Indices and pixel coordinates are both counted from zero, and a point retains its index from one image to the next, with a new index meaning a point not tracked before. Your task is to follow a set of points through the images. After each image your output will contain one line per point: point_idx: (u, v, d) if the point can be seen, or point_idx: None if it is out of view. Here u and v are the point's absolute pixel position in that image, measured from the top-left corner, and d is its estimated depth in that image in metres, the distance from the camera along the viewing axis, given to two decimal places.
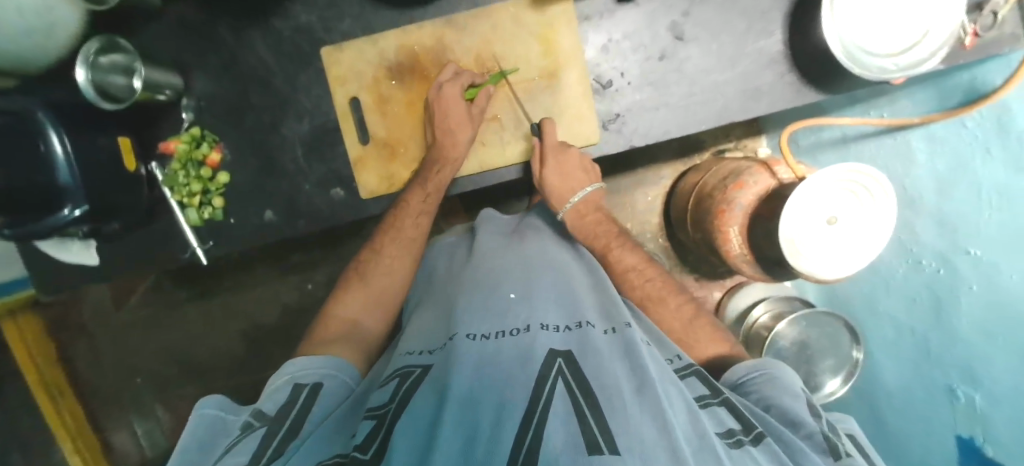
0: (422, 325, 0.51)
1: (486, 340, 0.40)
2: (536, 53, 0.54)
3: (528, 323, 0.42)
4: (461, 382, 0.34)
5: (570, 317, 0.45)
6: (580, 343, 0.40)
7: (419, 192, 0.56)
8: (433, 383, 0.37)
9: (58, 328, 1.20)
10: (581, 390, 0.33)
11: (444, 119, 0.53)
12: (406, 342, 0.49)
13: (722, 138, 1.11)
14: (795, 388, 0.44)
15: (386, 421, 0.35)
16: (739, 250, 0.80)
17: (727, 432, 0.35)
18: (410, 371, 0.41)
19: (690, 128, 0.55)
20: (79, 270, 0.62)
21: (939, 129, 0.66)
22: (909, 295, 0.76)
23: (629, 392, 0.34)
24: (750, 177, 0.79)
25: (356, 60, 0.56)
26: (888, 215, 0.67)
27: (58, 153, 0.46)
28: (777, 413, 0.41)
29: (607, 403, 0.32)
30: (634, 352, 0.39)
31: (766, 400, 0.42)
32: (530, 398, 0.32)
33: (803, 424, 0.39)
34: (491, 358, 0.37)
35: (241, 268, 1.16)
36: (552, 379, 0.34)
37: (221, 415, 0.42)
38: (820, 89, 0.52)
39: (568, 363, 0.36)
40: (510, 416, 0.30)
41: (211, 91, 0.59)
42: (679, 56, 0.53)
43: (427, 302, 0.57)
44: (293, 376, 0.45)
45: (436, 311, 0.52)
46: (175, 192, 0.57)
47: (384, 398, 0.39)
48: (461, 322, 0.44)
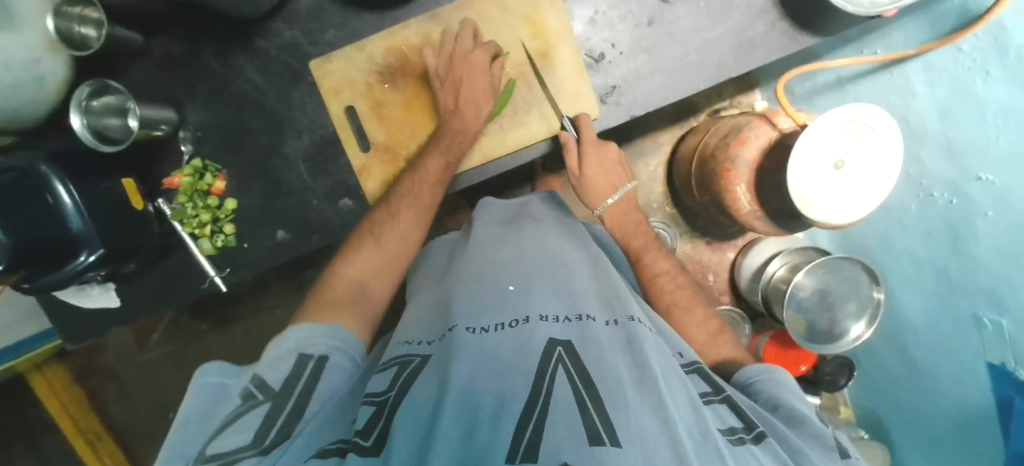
0: (418, 317, 0.52)
1: (485, 333, 0.40)
2: (524, 36, 0.54)
3: (527, 313, 0.42)
4: (460, 374, 0.34)
5: (571, 308, 0.44)
6: (582, 334, 0.40)
7: (438, 161, 0.54)
8: (433, 375, 0.37)
9: (85, 376, 1.21)
10: (584, 381, 0.33)
11: (467, 88, 0.52)
12: (404, 333, 0.50)
13: (715, 98, 1.10)
14: (801, 394, 0.43)
15: (386, 409, 0.35)
16: (749, 207, 0.79)
17: (730, 429, 0.34)
18: (409, 360, 0.42)
19: (687, 90, 0.54)
20: (103, 312, 0.63)
21: (935, 57, 0.65)
22: (925, 229, 0.76)
23: (630, 384, 0.34)
24: (750, 132, 0.79)
25: (346, 68, 0.55)
26: (893, 150, 0.66)
27: (68, 203, 0.47)
28: (783, 413, 0.40)
29: (609, 395, 0.31)
30: (637, 347, 0.39)
31: (773, 400, 0.42)
32: (531, 391, 0.32)
33: (810, 424, 0.38)
34: (490, 353, 0.37)
35: (257, 292, 1.17)
36: (552, 368, 0.34)
37: (221, 381, 0.43)
38: (813, 32, 0.52)
39: (568, 352, 0.36)
40: (511, 408, 0.30)
41: (207, 120, 0.59)
42: (667, 20, 0.53)
43: (420, 301, 0.57)
44: (299, 343, 0.44)
45: (430, 305, 0.53)
46: (186, 224, 0.58)
47: (384, 385, 0.39)
48: (460, 314, 0.44)
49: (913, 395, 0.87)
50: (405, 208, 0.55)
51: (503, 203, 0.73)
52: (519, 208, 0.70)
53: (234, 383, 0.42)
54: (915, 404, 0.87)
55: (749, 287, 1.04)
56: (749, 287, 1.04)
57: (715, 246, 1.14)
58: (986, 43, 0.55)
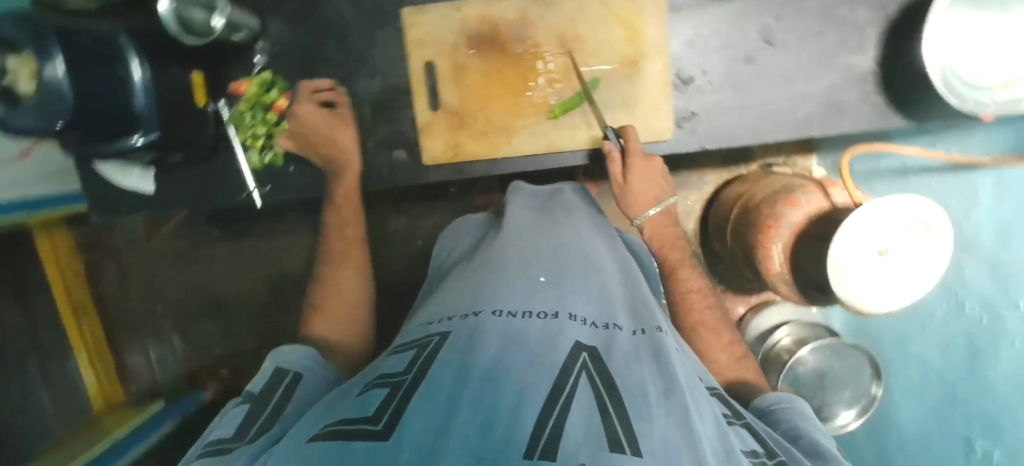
0: (446, 297, 0.50)
1: (512, 319, 0.40)
2: (619, 38, 0.53)
3: (557, 309, 0.42)
4: (483, 361, 0.33)
5: (600, 314, 0.43)
6: (608, 342, 0.39)
7: (443, 142, 0.57)
8: (455, 351, 0.36)
9: (91, 249, 1.21)
10: (608, 389, 0.32)
11: (504, 77, 0.54)
12: (427, 313, 0.48)
13: (771, 151, 1.08)
14: (823, 428, 0.43)
15: (400, 391, 0.33)
16: (779, 269, 0.79)
17: (752, 452, 0.34)
18: (428, 341, 0.40)
19: (764, 136, 0.53)
20: (137, 195, 0.64)
21: (1012, 174, 0.63)
22: (946, 337, 0.75)
23: (656, 395, 0.33)
24: (803, 196, 0.78)
25: (436, 23, 0.55)
26: (942, 251, 0.67)
27: (136, 81, 0.47)
28: (804, 445, 0.39)
29: (633, 405, 0.31)
30: (664, 358, 0.38)
31: (793, 431, 0.41)
32: (552, 387, 0.31)
33: (832, 459, 0.38)
34: (515, 338, 0.37)
35: (275, 216, 1.17)
36: (576, 372, 0.33)
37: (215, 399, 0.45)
38: (906, 114, 0.51)
39: (593, 360, 0.35)
40: (532, 400, 0.29)
41: (287, 37, 0.59)
42: (766, 61, 0.52)
43: (447, 284, 0.55)
44: (279, 361, 0.47)
45: (459, 287, 0.50)
46: (240, 132, 0.59)
47: (400, 367, 0.38)
48: (488, 299, 0.44)
49: None
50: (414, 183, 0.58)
51: (535, 189, 0.73)
52: (550, 196, 0.69)
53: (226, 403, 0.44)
54: None
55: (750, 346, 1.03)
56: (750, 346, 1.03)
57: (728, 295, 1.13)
58: None
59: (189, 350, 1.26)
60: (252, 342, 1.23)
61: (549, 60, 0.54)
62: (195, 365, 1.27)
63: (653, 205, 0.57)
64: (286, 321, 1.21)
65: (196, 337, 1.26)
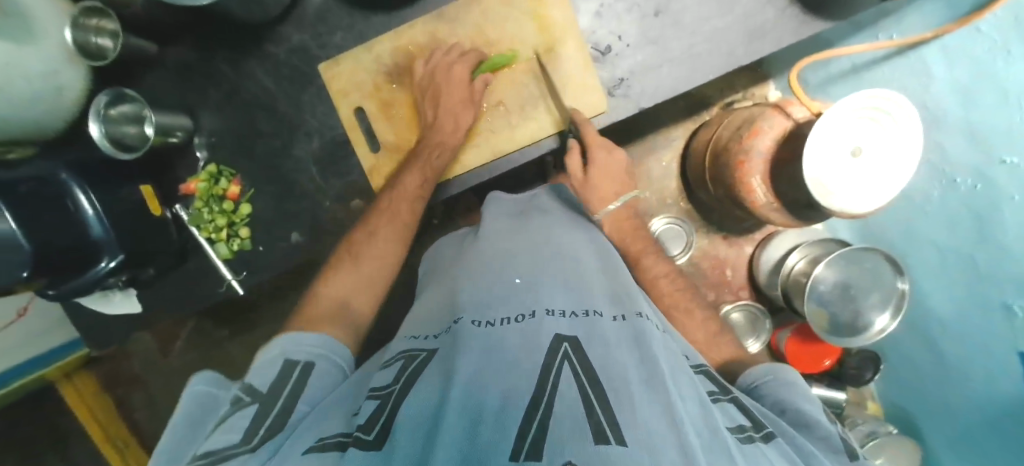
0: (424, 311, 0.53)
1: (491, 326, 0.41)
2: (529, 31, 0.54)
3: (534, 309, 0.42)
4: (465, 370, 0.34)
5: (579, 304, 0.44)
6: (588, 330, 0.39)
7: (416, 178, 0.54)
8: (439, 370, 0.37)
9: (113, 385, 1.25)
10: (590, 380, 0.32)
11: (446, 100, 0.53)
12: (409, 327, 0.51)
13: (727, 90, 1.08)
14: (809, 393, 0.43)
15: (389, 402, 0.35)
16: (765, 200, 0.78)
17: (738, 427, 0.33)
18: (416, 354, 0.42)
19: (697, 80, 0.54)
20: (126, 319, 0.64)
21: (953, 40, 0.63)
22: (949, 216, 0.73)
23: (637, 383, 0.33)
24: (764, 123, 0.78)
25: (355, 70, 0.56)
26: (913, 135, 0.65)
27: (89, 212, 0.48)
28: (791, 417, 0.39)
29: (615, 395, 0.30)
30: (645, 343, 0.38)
31: (779, 404, 0.41)
32: (536, 387, 0.32)
33: (818, 427, 0.38)
34: (495, 346, 0.37)
35: (276, 297, 1.18)
36: (558, 364, 0.34)
37: (211, 391, 0.41)
38: (824, 16, 0.51)
39: (575, 349, 0.36)
40: (515, 406, 0.30)
41: (221, 125, 0.60)
42: (675, 9, 0.52)
43: (427, 297, 0.57)
44: (283, 350, 0.44)
45: (439, 297, 0.53)
46: (203, 229, 0.60)
47: (388, 379, 0.39)
48: (468, 307, 0.45)
49: (945, 391, 0.83)
50: (388, 206, 0.56)
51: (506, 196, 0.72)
52: (529, 199, 0.70)
53: (223, 393, 0.42)
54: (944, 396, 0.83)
55: (768, 281, 1.02)
56: (768, 282, 1.02)
57: (731, 240, 1.12)
58: (1006, 21, 0.54)
59: None
60: None
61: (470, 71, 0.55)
62: None
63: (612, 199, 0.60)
64: None
65: None
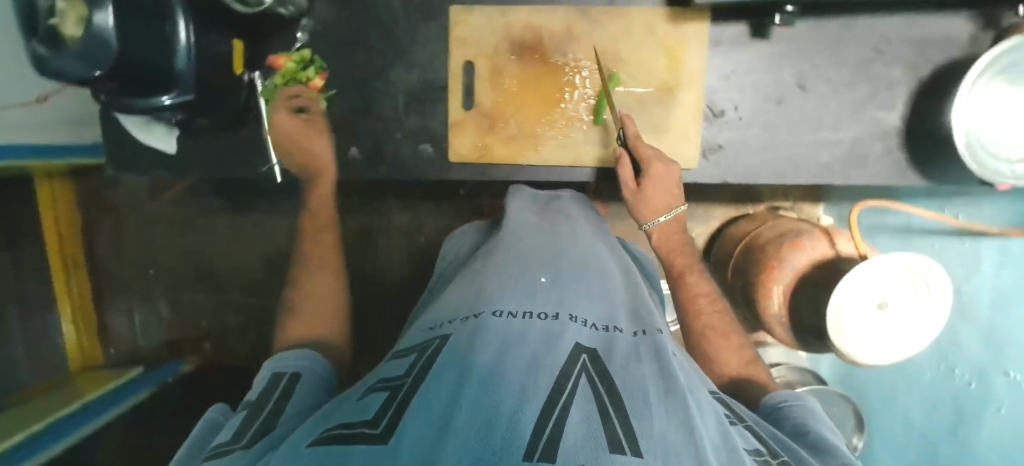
0: (455, 294, 0.51)
1: (512, 318, 0.42)
2: (659, 65, 0.54)
3: (558, 311, 0.43)
4: (483, 364, 0.34)
5: (602, 317, 0.45)
6: (606, 344, 0.40)
7: None
8: (454, 356, 0.36)
9: (88, 205, 1.20)
10: (607, 391, 0.33)
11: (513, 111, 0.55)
12: (427, 316, 0.50)
13: (780, 195, 1.10)
14: (829, 425, 0.43)
15: (399, 395, 0.34)
16: (777, 311, 0.79)
17: (755, 450, 0.33)
18: (429, 343, 0.41)
19: (786, 177, 0.54)
20: (157, 155, 0.63)
21: (1016, 245, 0.66)
22: (931, 400, 0.78)
23: (656, 395, 0.33)
24: (807, 240, 0.79)
25: (481, 26, 0.56)
26: (938, 313, 0.67)
27: (181, 40, 0.47)
28: (811, 442, 0.39)
29: (632, 407, 0.31)
30: (664, 357, 0.39)
31: (800, 428, 0.41)
32: (553, 388, 0.32)
33: (839, 455, 0.37)
34: (514, 342, 0.38)
35: (282, 195, 1.17)
36: (575, 374, 0.34)
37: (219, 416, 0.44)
38: (922, 174, 0.52)
39: (592, 361, 0.36)
40: (530, 403, 0.30)
41: (332, 18, 0.59)
42: (796, 105, 0.53)
43: (455, 284, 0.55)
44: (273, 367, 0.46)
45: (470, 285, 0.51)
46: (271, 106, 0.58)
47: (399, 370, 0.38)
48: (490, 301, 0.45)
49: None
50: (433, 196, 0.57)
51: (534, 192, 0.75)
52: (550, 201, 0.70)
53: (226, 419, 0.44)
54: None
55: None
56: None
57: None
58: None
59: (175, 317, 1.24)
60: (240, 319, 1.22)
61: (585, 75, 0.55)
62: (180, 333, 1.25)
63: (662, 213, 0.54)
64: (280, 300, 1.21)
65: (184, 305, 1.24)
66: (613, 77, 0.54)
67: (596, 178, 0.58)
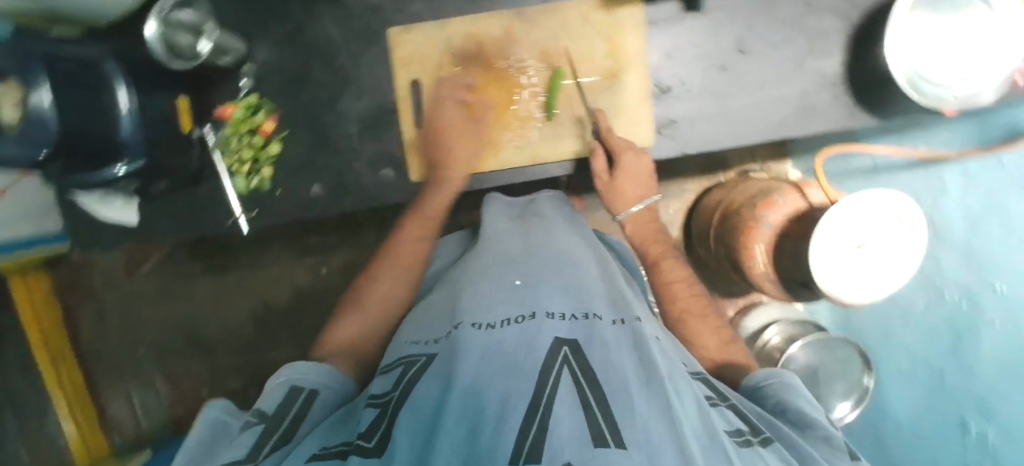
0: (433, 309, 0.52)
1: (491, 329, 0.41)
2: (600, 52, 0.55)
3: (534, 310, 0.43)
4: (465, 373, 0.34)
5: (578, 306, 0.45)
6: (586, 334, 0.40)
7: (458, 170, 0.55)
8: (438, 371, 0.37)
9: (69, 290, 1.19)
10: (589, 381, 0.33)
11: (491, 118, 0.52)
12: (410, 332, 0.51)
13: (748, 159, 1.12)
14: (809, 394, 0.44)
15: (389, 410, 0.36)
16: (763, 269, 0.81)
17: (736, 431, 0.34)
18: (415, 359, 0.42)
19: (742, 140, 0.55)
20: (119, 228, 0.62)
21: (976, 166, 0.68)
22: (928, 327, 0.76)
23: (636, 384, 0.34)
24: (779, 197, 0.80)
25: (422, 43, 0.56)
26: (916, 241, 0.69)
27: (122, 108, 0.46)
28: (792, 416, 0.40)
29: (614, 397, 0.31)
30: (643, 346, 0.39)
31: (780, 403, 0.42)
32: (536, 385, 0.32)
33: (819, 428, 0.39)
34: (495, 346, 0.38)
35: (260, 246, 1.16)
36: (558, 368, 0.34)
37: (226, 419, 0.41)
38: (872, 113, 0.53)
39: (574, 353, 0.37)
40: (514, 408, 0.30)
41: (274, 60, 0.59)
42: (739, 69, 0.54)
43: (431, 298, 0.56)
44: (292, 377, 0.46)
45: (443, 298, 0.53)
46: (226, 157, 0.59)
47: (387, 386, 0.40)
48: (467, 311, 0.45)
49: None
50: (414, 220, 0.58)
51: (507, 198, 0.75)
52: (527, 205, 0.71)
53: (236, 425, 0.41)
54: None
55: None
56: None
57: (716, 301, 1.15)
58: None
59: (169, 390, 1.20)
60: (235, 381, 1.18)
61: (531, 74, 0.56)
62: (178, 407, 1.21)
63: (635, 203, 0.56)
64: (274, 355, 1.17)
65: (176, 376, 1.20)
66: (557, 72, 0.54)
67: (574, 170, 0.59)
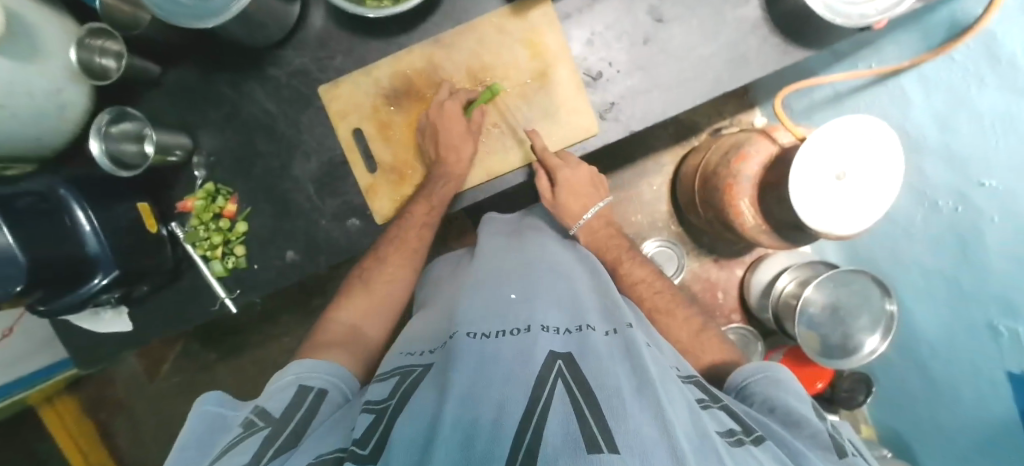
0: (420, 328, 0.53)
1: (486, 338, 0.41)
2: (524, 57, 0.56)
3: (528, 323, 0.43)
4: (460, 384, 0.34)
5: (571, 320, 0.46)
6: (580, 346, 0.40)
7: (423, 205, 0.57)
8: (433, 385, 0.37)
9: (97, 408, 1.21)
10: (583, 392, 0.33)
11: (446, 137, 0.55)
12: (405, 343, 0.51)
13: (715, 117, 1.12)
14: (797, 389, 0.44)
15: (384, 418, 0.35)
16: (753, 222, 0.78)
17: (728, 431, 0.34)
18: (411, 370, 0.43)
19: (684, 105, 0.56)
20: (117, 338, 0.64)
21: (930, 69, 0.66)
22: (933, 235, 0.74)
23: (629, 391, 0.33)
24: (750, 147, 0.80)
25: (353, 93, 0.58)
26: (894, 153, 0.67)
27: (85, 227, 0.48)
28: (780, 414, 0.41)
29: (608, 405, 0.31)
30: (636, 352, 0.39)
31: (767, 403, 0.42)
32: (530, 397, 0.32)
33: (807, 424, 0.39)
34: (489, 359, 0.38)
35: (267, 320, 1.17)
36: (552, 379, 0.34)
37: (221, 411, 0.43)
38: (804, 46, 0.53)
39: (568, 365, 0.36)
40: (509, 419, 0.30)
41: (221, 144, 0.61)
42: (662, 38, 0.55)
43: (419, 317, 0.58)
44: (299, 376, 0.46)
45: (432, 317, 0.54)
46: (198, 247, 0.60)
47: (384, 394, 0.40)
48: (463, 321, 0.46)
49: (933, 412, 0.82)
50: (392, 251, 0.59)
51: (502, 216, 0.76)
52: (520, 221, 0.72)
53: (234, 413, 0.43)
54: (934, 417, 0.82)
55: (758, 305, 1.03)
56: (758, 304, 1.03)
57: (722, 263, 1.13)
58: (978, 54, 0.57)
59: None
60: None
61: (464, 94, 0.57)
62: None
63: (582, 214, 0.64)
64: None
65: None
66: (490, 88, 0.56)
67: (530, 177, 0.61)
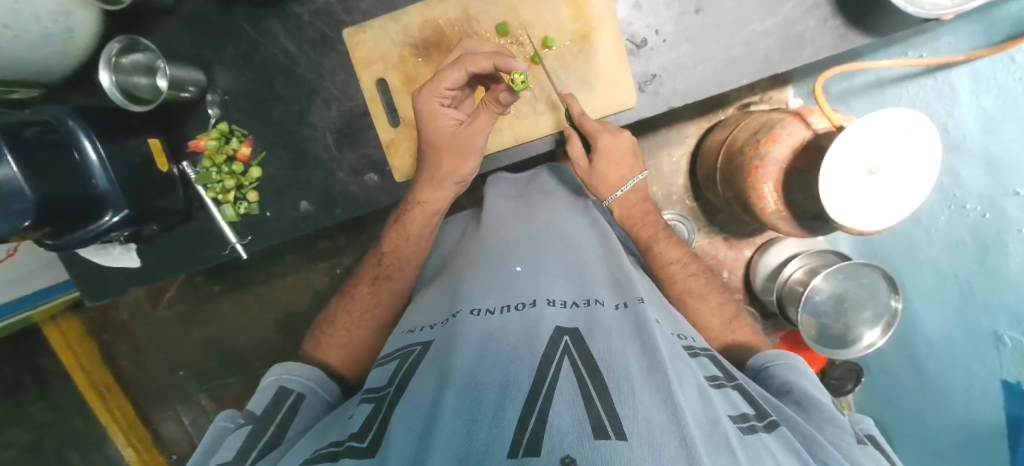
0: (427, 301, 0.53)
1: (491, 315, 0.41)
2: (566, 16, 0.53)
3: (535, 297, 0.43)
4: (461, 366, 0.34)
5: (579, 294, 0.45)
6: (588, 321, 0.40)
7: (441, 181, 0.56)
8: (432, 366, 0.37)
9: (101, 330, 1.24)
10: (589, 370, 0.33)
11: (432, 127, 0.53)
12: (410, 319, 0.51)
13: (746, 92, 1.07)
14: (816, 380, 0.46)
15: (382, 406, 0.36)
16: (774, 207, 0.76)
17: (741, 417, 0.34)
18: (411, 350, 0.43)
19: (729, 84, 0.53)
20: (124, 274, 0.64)
21: (987, 66, 0.62)
22: (951, 241, 0.72)
23: (639, 372, 0.33)
24: (783, 130, 0.75)
25: (379, 40, 0.55)
26: (932, 152, 0.63)
27: (94, 161, 0.46)
28: (798, 397, 0.42)
29: (614, 386, 0.31)
30: (646, 329, 0.39)
31: (786, 385, 0.44)
32: (536, 376, 0.32)
33: (825, 410, 0.40)
34: (492, 338, 0.37)
35: (271, 260, 1.17)
36: (558, 359, 0.34)
37: (221, 423, 0.47)
38: (865, 32, 0.50)
39: (575, 343, 0.36)
40: (512, 398, 0.30)
41: (236, 82, 0.58)
42: (716, 8, 0.51)
43: (430, 285, 0.58)
44: (279, 378, 0.50)
45: (442, 289, 0.53)
46: (210, 190, 0.59)
47: (383, 380, 0.41)
48: (465, 299, 0.45)
49: (920, 410, 0.84)
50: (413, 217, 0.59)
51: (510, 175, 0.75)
52: (527, 182, 0.71)
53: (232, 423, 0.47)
54: (920, 416, 0.84)
55: (763, 287, 1.02)
56: (762, 287, 1.03)
57: (732, 242, 1.12)
58: None
59: (217, 408, 1.25)
60: None
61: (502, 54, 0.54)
62: None
63: (620, 186, 0.59)
64: None
65: (220, 392, 1.25)
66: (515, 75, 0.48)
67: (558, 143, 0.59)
